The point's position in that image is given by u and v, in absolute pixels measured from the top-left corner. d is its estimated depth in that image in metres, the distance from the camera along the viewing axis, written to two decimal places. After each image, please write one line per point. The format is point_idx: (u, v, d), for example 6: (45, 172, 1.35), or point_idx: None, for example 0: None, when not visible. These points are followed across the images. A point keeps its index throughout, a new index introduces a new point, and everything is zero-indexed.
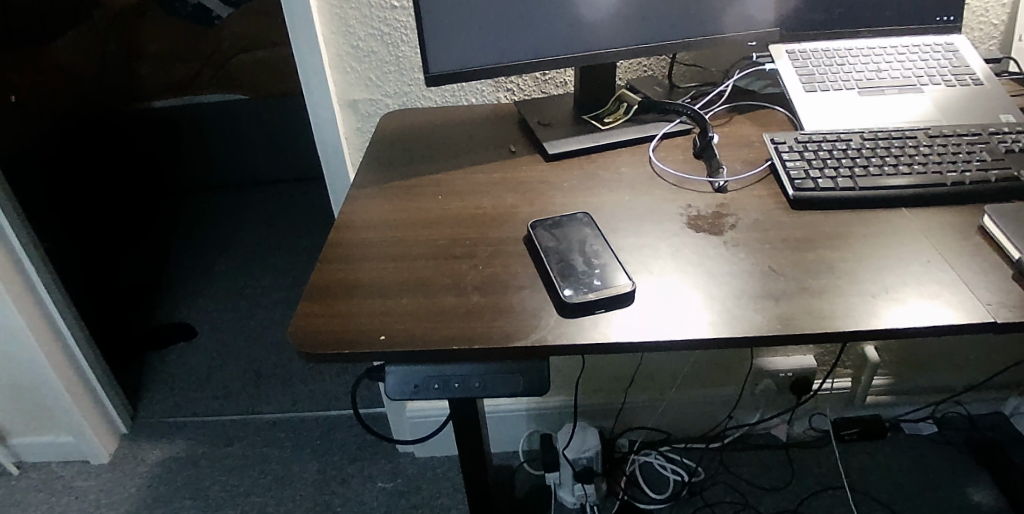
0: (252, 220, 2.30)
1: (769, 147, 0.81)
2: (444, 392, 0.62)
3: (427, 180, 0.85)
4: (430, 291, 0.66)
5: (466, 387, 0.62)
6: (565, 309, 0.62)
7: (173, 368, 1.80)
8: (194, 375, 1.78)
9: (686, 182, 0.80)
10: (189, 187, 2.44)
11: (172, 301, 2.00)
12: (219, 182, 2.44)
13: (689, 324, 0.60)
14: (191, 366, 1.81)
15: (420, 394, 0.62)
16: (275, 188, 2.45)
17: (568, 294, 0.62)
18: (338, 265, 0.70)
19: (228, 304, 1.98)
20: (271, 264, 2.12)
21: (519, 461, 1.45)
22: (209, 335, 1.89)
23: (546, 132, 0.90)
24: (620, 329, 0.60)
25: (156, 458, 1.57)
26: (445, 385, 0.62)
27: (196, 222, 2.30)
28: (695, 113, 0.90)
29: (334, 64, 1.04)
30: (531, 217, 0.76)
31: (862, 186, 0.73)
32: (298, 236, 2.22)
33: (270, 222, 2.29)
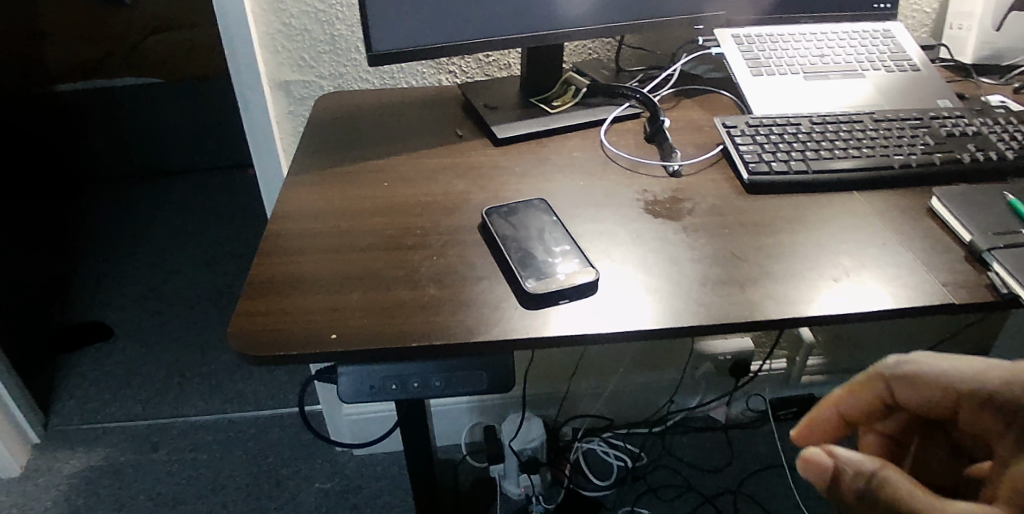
0: (170, 210, 2.16)
1: (722, 131, 0.80)
2: (401, 394, 0.57)
3: (370, 165, 0.80)
4: (381, 284, 0.61)
5: (424, 386, 0.57)
6: (530, 302, 0.59)
7: (88, 370, 1.67)
8: (114, 377, 1.66)
9: (641, 166, 0.78)
10: (99, 176, 2.24)
11: (85, 299, 1.85)
12: (134, 171, 2.27)
13: (656, 314, 0.58)
14: (108, 368, 1.68)
15: (376, 396, 0.57)
16: (196, 177, 2.29)
17: (534, 287, 0.59)
18: (278, 257, 0.65)
19: (148, 301, 1.86)
20: (194, 258, 1.99)
21: (462, 455, 1.43)
22: (127, 334, 1.77)
23: (494, 115, 0.87)
24: (587, 320, 0.58)
25: (72, 468, 1.45)
26: (404, 385, 0.57)
27: (107, 215, 2.13)
28: (645, 96, 0.88)
29: (263, 42, 0.97)
30: (485, 204, 0.72)
31: (815, 169, 0.74)
32: (222, 228, 2.10)
33: (190, 212, 2.15)
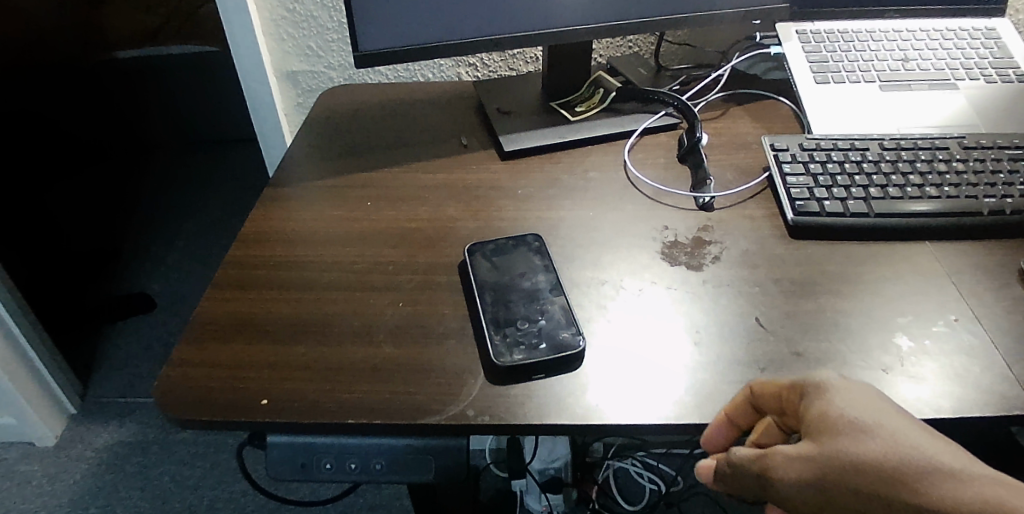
0: (225, 182, 2.07)
1: (769, 154, 0.67)
2: (338, 475, 0.49)
3: (358, 179, 0.71)
4: (335, 336, 0.53)
5: (364, 468, 0.49)
6: (500, 374, 0.49)
7: (127, 339, 1.66)
8: (150, 349, 1.64)
9: (665, 194, 0.66)
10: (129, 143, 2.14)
11: (132, 273, 1.80)
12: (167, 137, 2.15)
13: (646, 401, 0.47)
14: (146, 339, 1.66)
15: (307, 476, 0.49)
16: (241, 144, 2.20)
17: (507, 356, 0.49)
18: (231, 292, 0.57)
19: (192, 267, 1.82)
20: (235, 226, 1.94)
21: (486, 463, 1.33)
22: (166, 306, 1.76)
23: (506, 123, 0.76)
24: (562, 403, 0.47)
25: (103, 442, 1.46)
26: (340, 466, 0.49)
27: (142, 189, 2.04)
28: (683, 104, 0.75)
29: (267, 29, 0.89)
30: (473, 235, 0.62)
31: (878, 212, 0.61)
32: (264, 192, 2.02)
33: (245, 185, 2.05)
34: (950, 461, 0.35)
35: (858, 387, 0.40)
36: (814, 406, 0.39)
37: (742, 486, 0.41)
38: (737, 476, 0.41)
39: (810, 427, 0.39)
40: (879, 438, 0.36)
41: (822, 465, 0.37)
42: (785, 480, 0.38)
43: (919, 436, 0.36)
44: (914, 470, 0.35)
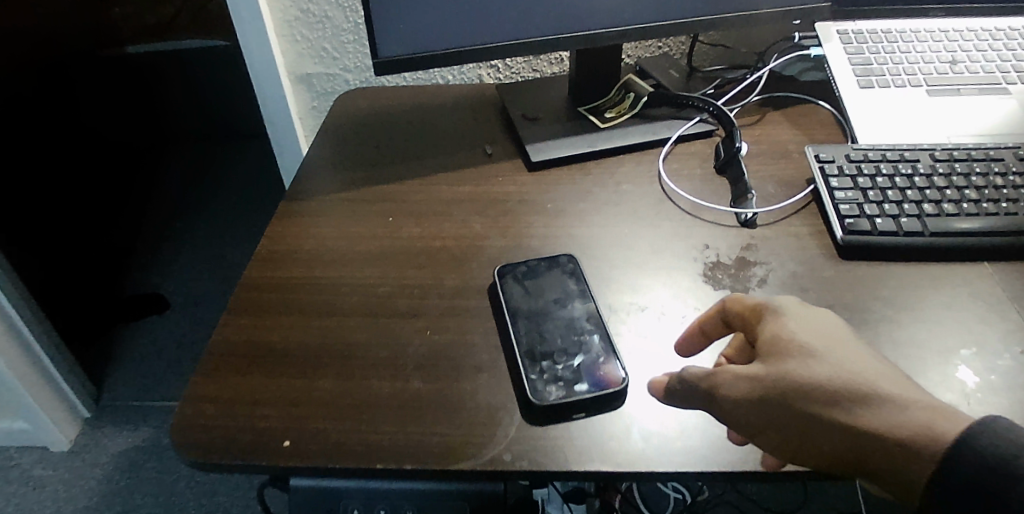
0: (241, 178, 2.01)
1: (813, 165, 0.63)
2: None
3: (377, 191, 0.68)
4: (359, 368, 0.50)
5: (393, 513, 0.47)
6: (545, 415, 0.46)
7: (140, 339, 1.61)
8: (164, 350, 1.58)
9: (704, 209, 0.62)
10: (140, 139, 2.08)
11: (147, 271, 1.75)
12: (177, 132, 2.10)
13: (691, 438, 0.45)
14: (160, 340, 1.61)
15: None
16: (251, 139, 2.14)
17: (551, 392, 0.46)
18: (249, 319, 0.54)
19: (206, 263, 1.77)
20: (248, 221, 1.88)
21: None
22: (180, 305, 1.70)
23: (532, 131, 0.72)
24: (603, 446, 0.44)
25: (119, 447, 1.42)
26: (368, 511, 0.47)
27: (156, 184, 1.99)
28: (720, 109, 0.71)
29: (280, 30, 0.86)
30: (502, 254, 0.59)
31: (933, 231, 0.57)
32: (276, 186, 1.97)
33: (260, 181, 2.00)
34: (888, 388, 0.39)
35: (811, 318, 0.44)
36: (769, 332, 0.43)
37: (693, 403, 0.44)
38: (686, 392, 0.44)
39: (764, 351, 0.43)
40: (827, 364, 0.40)
41: (771, 384, 0.41)
42: (734, 401, 0.42)
43: (863, 365, 0.41)
44: (848, 390, 0.39)
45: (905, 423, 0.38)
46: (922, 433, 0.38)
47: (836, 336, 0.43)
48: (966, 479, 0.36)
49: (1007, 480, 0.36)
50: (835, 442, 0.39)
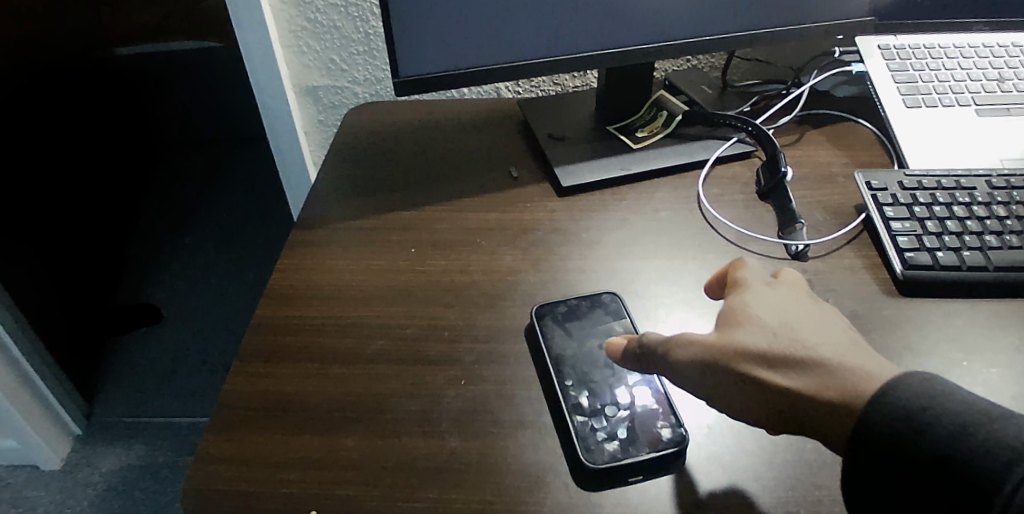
0: (238, 185, 1.94)
1: (864, 192, 0.60)
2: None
3: (398, 219, 0.63)
4: (389, 424, 0.46)
5: None
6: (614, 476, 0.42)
7: (134, 353, 1.53)
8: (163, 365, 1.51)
9: (749, 240, 0.59)
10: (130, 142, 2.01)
11: (141, 281, 1.69)
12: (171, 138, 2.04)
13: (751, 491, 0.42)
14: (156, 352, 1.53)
15: None
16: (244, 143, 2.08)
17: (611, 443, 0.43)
18: (267, 366, 0.50)
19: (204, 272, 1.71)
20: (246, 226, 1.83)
21: None
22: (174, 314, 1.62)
23: (560, 151, 0.68)
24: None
25: (112, 466, 1.33)
26: None
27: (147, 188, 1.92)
28: (759, 130, 0.67)
29: (285, 41, 0.81)
30: (537, 291, 0.55)
31: (998, 265, 0.53)
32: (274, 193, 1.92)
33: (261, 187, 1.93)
34: (826, 352, 0.39)
35: (775, 291, 0.44)
36: (730, 303, 0.44)
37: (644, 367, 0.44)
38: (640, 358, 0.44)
39: (722, 318, 0.43)
40: (774, 329, 0.41)
41: (716, 345, 0.41)
42: (682, 362, 0.42)
43: (811, 331, 0.41)
44: (782, 353, 0.40)
45: (834, 382, 0.38)
46: (848, 392, 0.38)
47: (787, 307, 0.43)
48: (887, 435, 0.36)
49: (921, 433, 0.35)
50: (770, 403, 0.40)
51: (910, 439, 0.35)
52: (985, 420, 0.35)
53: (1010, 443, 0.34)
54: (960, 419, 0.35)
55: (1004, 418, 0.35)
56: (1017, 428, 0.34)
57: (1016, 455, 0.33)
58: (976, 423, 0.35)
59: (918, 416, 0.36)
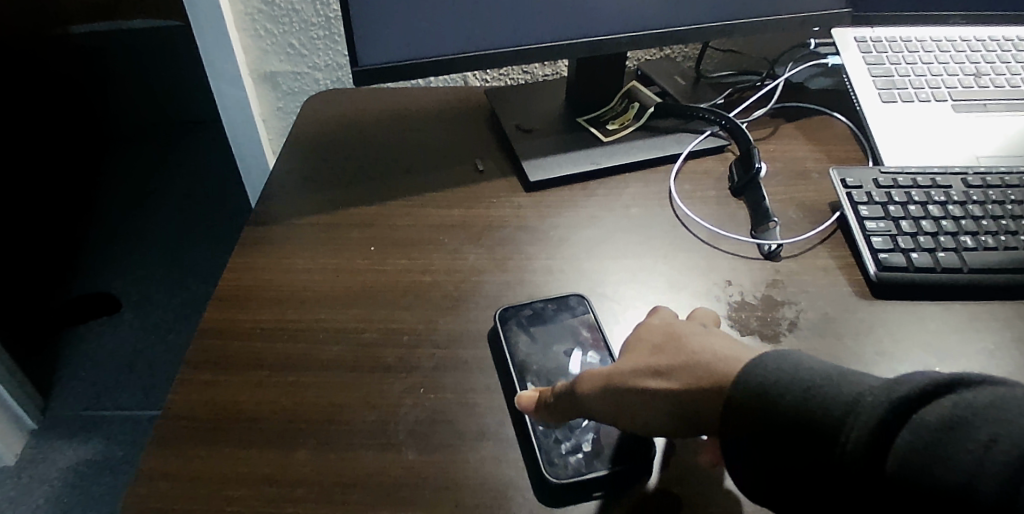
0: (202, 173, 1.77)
1: (839, 189, 0.58)
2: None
3: (359, 214, 0.60)
4: (343, 437, 0.43)
5: None
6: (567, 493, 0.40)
7: (84, 363, 1.38)
8: (114, 375, 1.37)
9: (722, 238, 0.57)
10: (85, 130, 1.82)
11: (97, 279, 1.52)
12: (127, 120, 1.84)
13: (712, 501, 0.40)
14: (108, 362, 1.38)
15: None
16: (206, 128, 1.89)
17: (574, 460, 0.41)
18: (216, 374, 0.47)
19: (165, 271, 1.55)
20: (211, 219, 1.67)
21: None
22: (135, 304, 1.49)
23: (528, 144, 0.65)
24: None
25: (69, 461, 1.23)
26: None
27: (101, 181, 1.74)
28: (733, 123, 0.65)
29: (241, 24, 0.77)
30: (502, 293, 0.52)
31: (973, 267, 0.52)
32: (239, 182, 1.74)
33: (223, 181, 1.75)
34: (698, 351, 0.39)
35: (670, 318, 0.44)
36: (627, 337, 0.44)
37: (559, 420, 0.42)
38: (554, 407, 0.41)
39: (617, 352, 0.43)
40: (653, 347, 0.41)
41: (602, 371, 0.40)
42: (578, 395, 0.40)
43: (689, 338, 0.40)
44: (660, 360, 0.39)
45: (704, 370, 0.37)
46: (718, 378, 0.37)
47: (672, 320, 0.43)
48: (746, 411, 0.35)
49: (775, 402, 0.34)
50: (659, 410, 0.38)
51: (765, 411, 0.34)
52: (824, 380, 0.34)
53: (841, 398, 0.33)
54: (803, 382, 0.34)
55: (841, 374, 0.34)
56: (852, 382, 0.33)
57: (849, 407, 0.32)
58: (818, 384, 0.34)
59: (771, 384, 0.35)
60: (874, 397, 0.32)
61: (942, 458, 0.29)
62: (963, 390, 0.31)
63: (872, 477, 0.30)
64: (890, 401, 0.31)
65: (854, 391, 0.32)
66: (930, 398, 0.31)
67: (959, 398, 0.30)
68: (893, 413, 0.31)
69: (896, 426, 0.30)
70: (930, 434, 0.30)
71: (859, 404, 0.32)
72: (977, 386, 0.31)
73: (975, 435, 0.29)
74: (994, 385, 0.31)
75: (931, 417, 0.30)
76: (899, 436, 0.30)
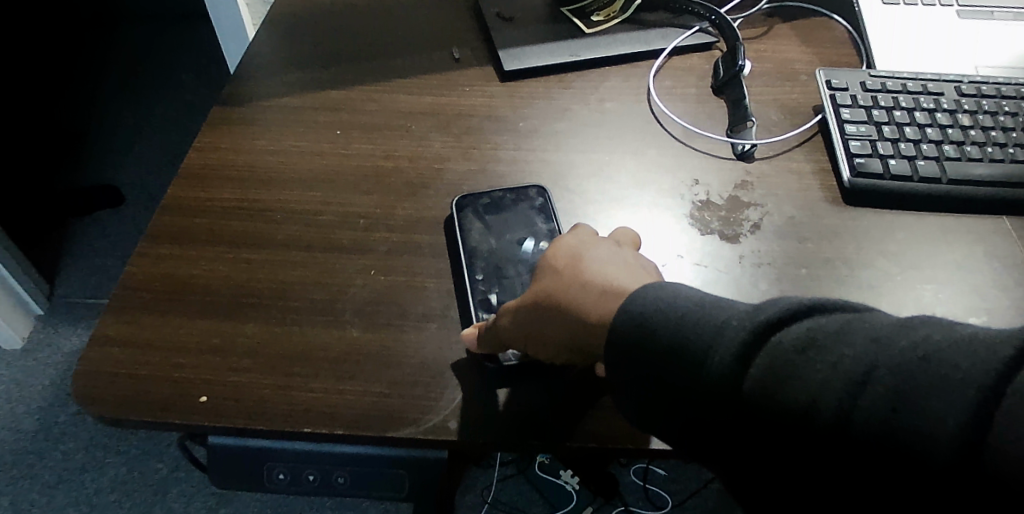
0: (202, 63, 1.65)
1: (824, 91, 0.56)
2: (292, 485, 0.43)
3: (328, 98, 0.59)
4: (291, 313, 0.44)
5: (325, 481, 0.43)
6: (476, 387, 0.40)
7: (87, 256, 1.33)
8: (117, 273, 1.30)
9: (697, 137, 0.55)
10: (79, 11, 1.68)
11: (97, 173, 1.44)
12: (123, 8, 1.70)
13: None
14: (106, 264, 1.32)
15: (253, 485, 0.43)
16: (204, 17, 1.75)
17: (509, 356, 0.41)
18: (173, 248, 0.48)
19: (166, 170, 1.46)
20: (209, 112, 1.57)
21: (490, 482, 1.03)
22: (141, 191, 1.43)
23: (506, 33, 0.62)
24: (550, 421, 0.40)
25: (75, 346, 1.20)
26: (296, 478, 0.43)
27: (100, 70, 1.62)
28: (723, 19, 0.62)
29: None
30: (463, 181, 0.51)
31: (952, 178, 0.50)
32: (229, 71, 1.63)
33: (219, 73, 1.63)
34: (592, 287, 0.37)
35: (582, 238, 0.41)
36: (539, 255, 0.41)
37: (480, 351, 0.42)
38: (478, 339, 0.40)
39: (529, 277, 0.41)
40: (555, 278, 0.39)
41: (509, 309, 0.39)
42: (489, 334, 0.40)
43: (590, 268, 0.38)
44: (558, 295, 0.38)
45: (591, 302, 0.37)
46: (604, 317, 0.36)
47: (586, 236, 0.41)
48: (629, 345, 0.34)
49: (652, 331, 0.33)
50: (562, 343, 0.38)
51: (642, 343, 0.34)
52: (698, 309, 0.33)
53: (709, 326, 0.32)
54: (679, 311, 0.33)
55: (715, 302, 0.33)
56: (725, 311, 0.32)
57: (713, 333, 0.31)
58: (694, 311, 0.33)
59: (649, 313, 0.34)
60: (739, 323, 0.31)
61: (792, 377, 0.28)
62: (821, 316, 0.30)
63: (729, 393, 0.30)
64: (751, 326, 0.30)
65: (722, 320, 0.32)
66: (790, 321, 0.30)
67: (815, 321, 0.29)
68: (753, 335, 0.30)
69: (754, 350, 0.30)
70: (783, 352, 0.29)
71: (725, 332, 0.31)
72: (837, 312, 0.30)
73: (822, 355, 0.28)
74: (858, 312, 0.30)
75: (786, 338, 0.29)
76: (756, 356, 0.29)
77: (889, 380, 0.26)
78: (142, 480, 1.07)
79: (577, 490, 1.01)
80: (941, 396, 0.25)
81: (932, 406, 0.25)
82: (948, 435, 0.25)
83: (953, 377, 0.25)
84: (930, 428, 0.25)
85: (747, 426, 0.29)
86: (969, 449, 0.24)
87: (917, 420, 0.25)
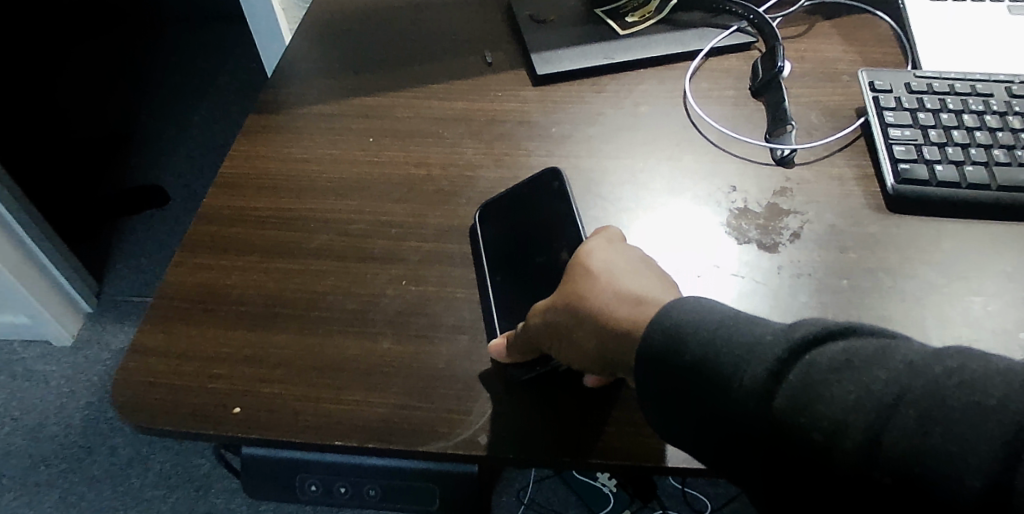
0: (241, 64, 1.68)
1: (867, 93, 0.54)
2: (323, 496, 0.44)
3: (360, 105, 0.59)
4: (322, 324, 0.44)
5: (356, 494, 0.43)
6: (502, 402, 0.40)
7: (132, 255, 1.36)
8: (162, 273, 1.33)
9: (734, 142, 0.54)
10: None
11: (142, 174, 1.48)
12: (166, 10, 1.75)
13: None
14: (149, 264, 1.35)
15: (286, 495, 0.44)
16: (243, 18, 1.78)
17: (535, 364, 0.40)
18: (209, 258, 0.48)
19: (207, 171, 1.49)
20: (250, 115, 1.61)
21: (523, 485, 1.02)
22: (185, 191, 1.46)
23: (539, 36, 0.62)
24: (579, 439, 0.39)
25: (121, 344, 1.24)
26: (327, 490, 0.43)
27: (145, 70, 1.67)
28: (762, 19, 0.60)
29: None
30: (495, 188, 0.51)
31: (1002, 184, 0.48)
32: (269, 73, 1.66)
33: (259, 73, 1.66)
34: (625, 300, 0.36)
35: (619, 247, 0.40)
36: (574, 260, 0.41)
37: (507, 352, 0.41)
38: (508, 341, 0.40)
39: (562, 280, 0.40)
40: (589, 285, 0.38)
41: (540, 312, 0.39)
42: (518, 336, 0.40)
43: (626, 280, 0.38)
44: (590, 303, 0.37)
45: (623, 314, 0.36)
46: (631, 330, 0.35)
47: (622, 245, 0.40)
48: (659, 357, 0.33)
49: (682, 343, 0.33)
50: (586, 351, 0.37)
51: (668, 356, 0.33)
52: (732, 323, 0.32)
53: (742, 339, 0.31)
54: (711, 324, 0.33)
55: (748, 316, 0.32)
56: (758, 325, 0.32)
57: (747, 349, 0.30)
58: (729, 323, 0.32)
59: (681, 325, 0.33)
60: (774, 340, 0.30)
61: (823, 399, 0.27)
62: (856, 338, 0.29)
63: (758, 412, 0.29)
64: (787, 344, 0.29)
65: (755, 334, 0.31)
66: (826, 341, 0.29)
67: (849, 343, 0.28)
68: (787, 353, 0.29)
69: (788, 366, 0.29)
70: (818, 372, 0.28)
71: (757, 346, 0.30)
72: (873, 337, 0.29)
73: (855, 376, 0.27)
74: (891, 338, 0.29)
75: (821, 358, 0.28)
76: (790, 374, 0.29)
77: (921, 408, 0.26)
78: (184, 476, 1.10)
79: (613, 493, 1.00)
80: (972, 428, 0.25)
81: (964, 437, 0.25)
82: (976, 470, 0.24)
83: (985, 404, 0.25)
84: (958, 461, 0.25)
85: (774, 446, 0.29)
86: (995, 489, 0.24)
87: (944, 454, 0.25)
